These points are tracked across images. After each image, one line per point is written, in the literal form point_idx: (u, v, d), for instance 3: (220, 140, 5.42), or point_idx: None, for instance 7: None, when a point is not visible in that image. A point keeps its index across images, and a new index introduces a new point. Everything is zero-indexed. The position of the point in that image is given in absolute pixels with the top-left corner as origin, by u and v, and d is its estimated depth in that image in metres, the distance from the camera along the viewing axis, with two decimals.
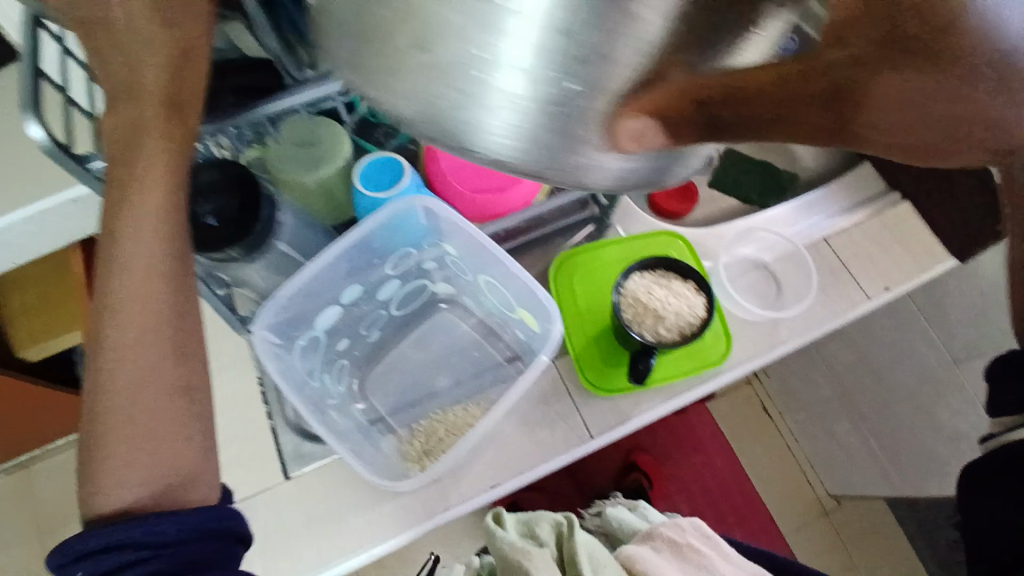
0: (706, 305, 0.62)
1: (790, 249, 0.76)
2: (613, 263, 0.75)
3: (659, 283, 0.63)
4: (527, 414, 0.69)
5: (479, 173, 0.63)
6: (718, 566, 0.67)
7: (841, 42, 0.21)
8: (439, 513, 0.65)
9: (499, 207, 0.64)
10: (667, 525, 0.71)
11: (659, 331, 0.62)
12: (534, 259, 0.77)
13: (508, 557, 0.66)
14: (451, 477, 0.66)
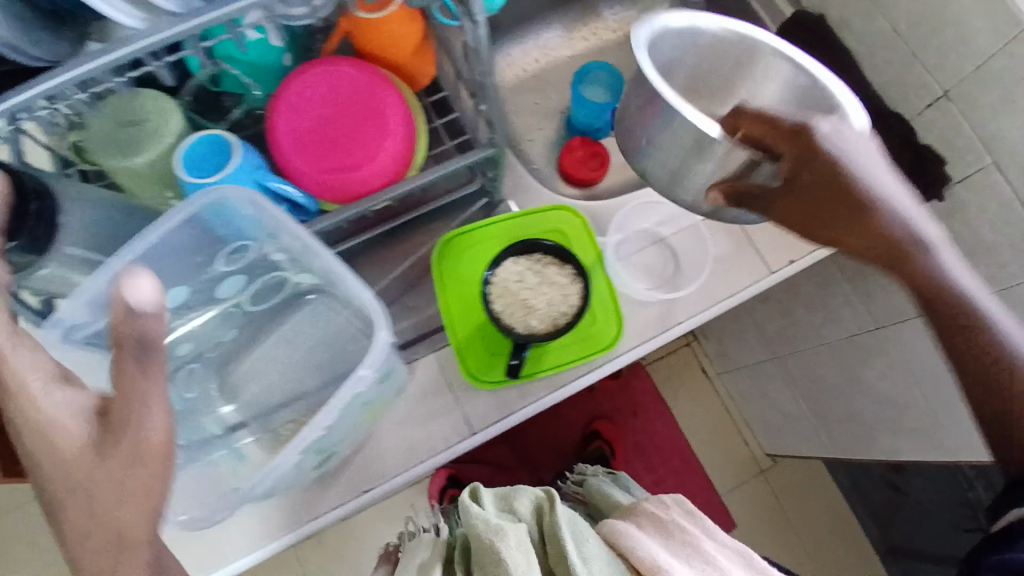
0: (581, 295, 0.58)
1: (689, 223, 0.70)
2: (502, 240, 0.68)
3: (534, 271, 0.58)
4: (403, 410, 0.64)
5: (327, 148, 0.54)
6: (703, 543, 0.61)
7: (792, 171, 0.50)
8: (309, 521, 0.61)
9: (353, 188, 0.55)
10: (653, 501, 0.65)
11: (531, 323, 0.57)
12: (419, 239, 0.71)
13: (479, 537, 0.55)
14: (320, 482, 0.61)
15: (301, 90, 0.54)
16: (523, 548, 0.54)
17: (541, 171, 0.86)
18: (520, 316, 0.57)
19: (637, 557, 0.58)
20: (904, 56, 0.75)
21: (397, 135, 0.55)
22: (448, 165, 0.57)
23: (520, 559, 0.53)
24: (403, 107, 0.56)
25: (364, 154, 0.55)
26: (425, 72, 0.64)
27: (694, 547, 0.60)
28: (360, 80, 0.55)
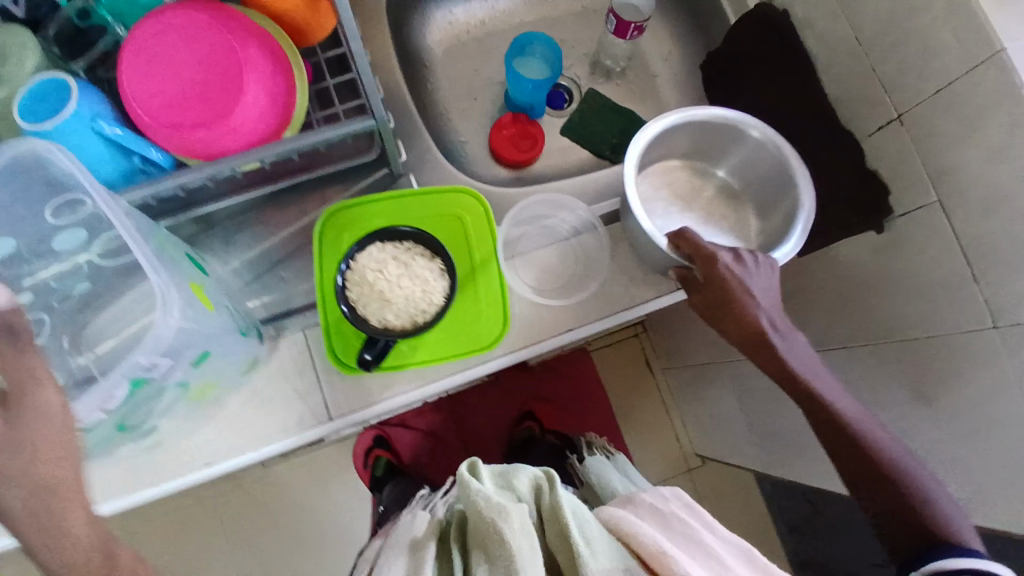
0: (443, 293, 0.55)
1: (596, 225, 0.66)
2: (392, 217, 0.64)
3: (397, 261, 0.55)
4: (260, 386, 0.60)
5: (176, 103, 0.51)
6: (702, 535, 0.56)
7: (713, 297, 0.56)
8: (144, 489, 0.58)
9: (205, 149, 0.52)
10: (648, 493, 0.62)
11: (386, 317, 0.54)
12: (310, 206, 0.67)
13: (479, 515, 0.54)
14: (160, 450, 0.58)
15: (150, 37, 0.50)
16: (525, 529, 0.53)
17: (469, 144, 0.81)
18: (376, 310, 0.54)
19: (641, 546, 0.54)
20: (866, 70, 0.69)
21: (252, 97, 0.51)
22: (311, 133, 0.53)
23: (520, 540, 0.51)
24: (265, 67, 0.52)
25: (215, 113, 0.51)
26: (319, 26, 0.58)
27: (693, 540, 0.55)
28: (217, 30, 0.50)
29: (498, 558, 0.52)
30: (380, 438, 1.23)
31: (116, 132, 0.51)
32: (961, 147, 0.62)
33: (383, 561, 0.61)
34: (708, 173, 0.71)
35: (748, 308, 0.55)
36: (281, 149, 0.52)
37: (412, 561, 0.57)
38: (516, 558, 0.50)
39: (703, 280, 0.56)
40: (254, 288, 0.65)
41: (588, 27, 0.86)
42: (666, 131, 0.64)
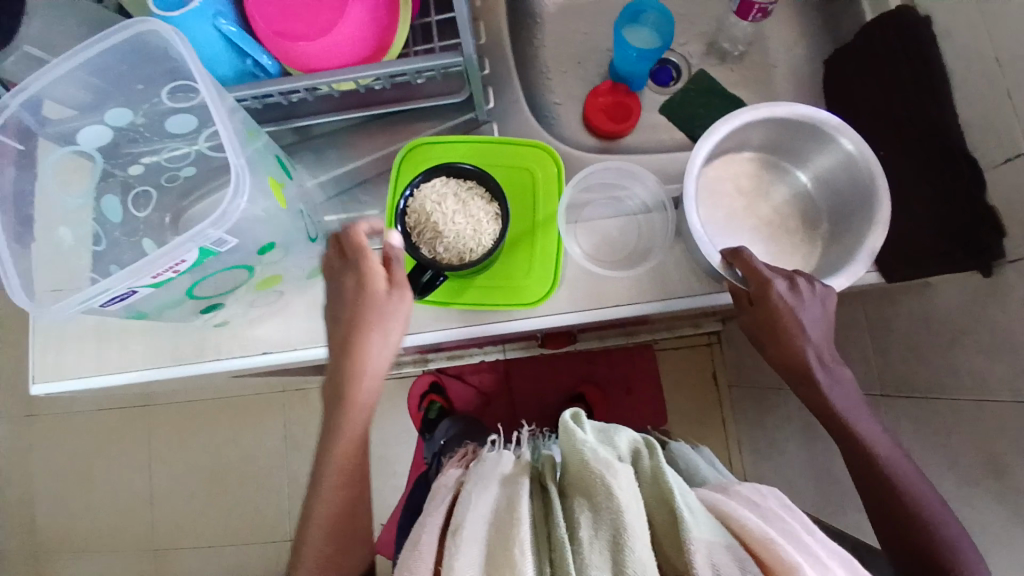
0: (491, 236, 0.59)
1: (660, 207, 0.65)
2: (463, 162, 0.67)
3: (456, 197, 0.60)
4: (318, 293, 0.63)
5: (287, 17, 0.56)
6: (807, 534, 0.50)
7: (765, 312, 0.57)
8: (204, 361, 0.62)
9: (304, 61, 0.57)
10: (748, 487, 0.57)
11: (435, 248, 0.59)
12: (395, 135, 0.70)
13: (585, 465, 0.55)
14: (225, 329, 0.62)
15: None
16: (631, 487, 0.52)
17: (563, 108, 0.82)
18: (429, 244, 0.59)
19: (738, 526, 0.50)
20: (999, 91, 0.63)
21: (352, 18, 0.55)
22: (400, 62, 0.56)
23: (625, 496, 0.51)
24: None
25: (319, 30, 0.55)
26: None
27: (798, 538, 0.49)
28: None
29: (601, 511, 0.51)
30: (436, 384, 1.28)
31: (231, 30, 0.55)
32: None
33: (470, 488, 0.61)
34: (786, 173, 0.67)
35: (795, 335, 0.56)
36: (370, 71, 0.56)
37: (506, 490, 0.58)
38: (621, 512, 0.50)
39: (755, 303, 0.57)
40: (331, 204, 0.69)
41: (710, 12, 0.84)
42: (742, 127, 0.61)
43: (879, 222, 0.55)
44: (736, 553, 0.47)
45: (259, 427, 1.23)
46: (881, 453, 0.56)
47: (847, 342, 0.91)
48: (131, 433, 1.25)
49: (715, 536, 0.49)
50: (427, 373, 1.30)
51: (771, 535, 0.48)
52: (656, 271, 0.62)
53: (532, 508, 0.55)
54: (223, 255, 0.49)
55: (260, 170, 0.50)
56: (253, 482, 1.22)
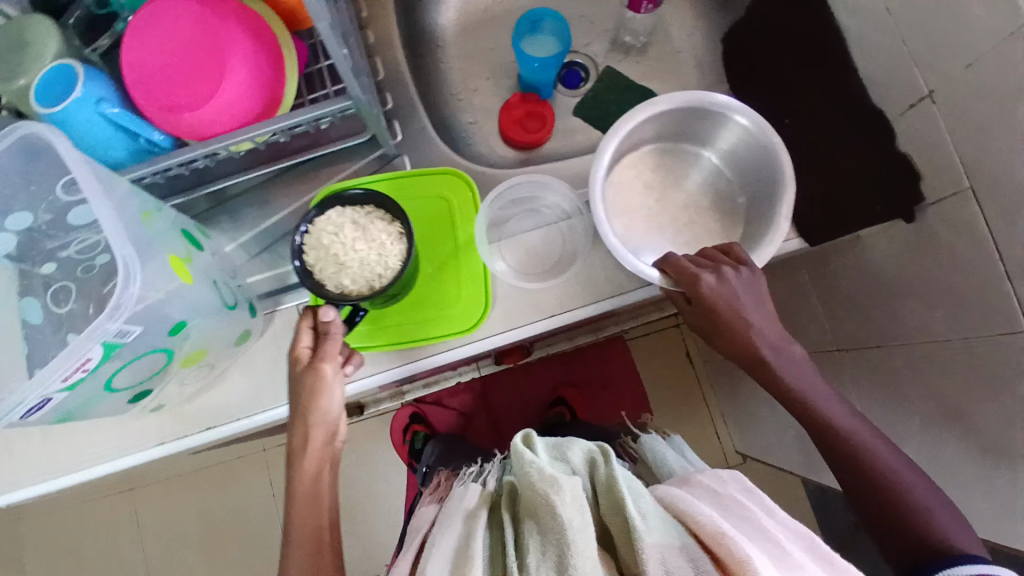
0: (398, 256, 0.59)
1: (574, 212, 0.66)
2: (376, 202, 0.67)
3: (354, 224, 0.59)
4: (256, 357, 0.64)
5: (168, 89, 0.54)
6: (761, 519, 0.51)
7: (704, 308, 0.57)
8: (155, 445, 0.62)
9: (196, 130, 0.56)
10: (707, 475, 0.59)
11: (341, 279, 0.58)
12: (312, 186, 0.69)
13: (532, 486, 0.55)
14: (171, 410, 0.62)
15: (144, 29, 0.54)
16: (576, 503, 0.52)
17: (480, 126, 0.81)
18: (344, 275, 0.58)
19: (691, 522, 0.52)
20: (896, 44, 0.63)
21: (236, 80, 0.54)
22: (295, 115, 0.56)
23: (570, 512, 0.52)
24: (249, 49, 0.55)
25: (205, 97, 0.54)
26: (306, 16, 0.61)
27: (751, 522, 0.51)
28: (204, 20, 0.54)
29: (548, 533, 0.51)
30: (415, 415, 1.26)
31: (116, 112, 0.54)
32: (996, 133, 0.56)
33: (436, 529, 0.61)
34: (697, 159, 0.67)
35: (737, 323, 0.57)
36: (266, 129, 0.55)
37: (467, 522, 0.58)
38: (564, 530, 0.50)
39: (695, 303, 0.58)
40: (260, 260, 0.69)
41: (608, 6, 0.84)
42: (636, 129, 0.62)
43: (786, 190, 0.56)
44: (689, 554, 0.49)
45: (243, 489, 1.21)
46: (835, 421, 0.56)
47: (801, 304, 0.91)
48: (113, 518, 1.22)
49: (665, 538, 0.50)
50: (405, 405, 1.28)
51: (719, 527, 0.49)
52: (585, 276, 0.64)
53: (490, 538, 0.56)
54: (132, 344, 0.50)
55: (156, 250, 0.51)
56: (247, 545, 1.20)
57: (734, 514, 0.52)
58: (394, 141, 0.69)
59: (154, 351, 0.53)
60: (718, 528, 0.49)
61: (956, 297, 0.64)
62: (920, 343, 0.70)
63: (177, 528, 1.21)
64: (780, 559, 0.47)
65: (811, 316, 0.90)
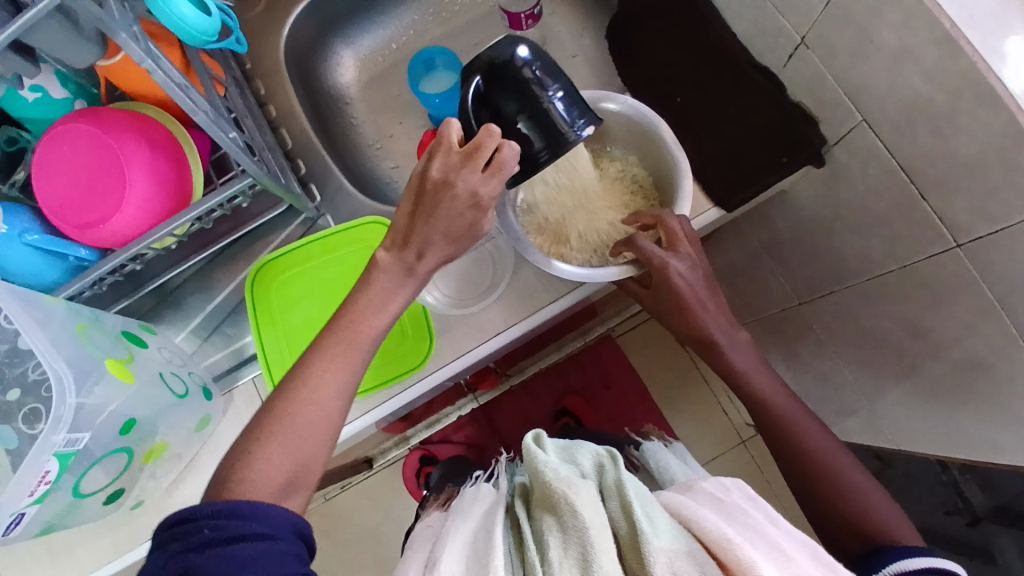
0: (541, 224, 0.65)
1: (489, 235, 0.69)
2: (302, 266, 0.70)
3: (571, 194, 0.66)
4: (223, 437, 0.66)
5: (81, 207, 0.58)
6: (766, 526, 0.48)
7: (664, 291, 0.60)
8: (146, 540, 0.64)
9: (115, 238, 0.59)
10: (711, 486, 0.55)
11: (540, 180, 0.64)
12: (247, 262, 0.72)
13: (548, 486, 0.52)
14: (154, 503, 0.64)
15: (47, 157, 0.58)
16: (594, 506, 0.49)
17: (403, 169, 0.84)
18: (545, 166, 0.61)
19: (698, 529, 0.48)
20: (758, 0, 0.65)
21: (136, 185, 0.58)
22: (201, 202, 0.59)
23: (589, 515, 0.48)
24: (146, 154, 0.59)
25: (113, 207, 0.58)
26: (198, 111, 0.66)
27: (755, 530, 0.48)
28: (97, 137, 0.58)
29: (568, 539, 0.47)
30: (426, 457, 1.26)
31: (38, 238, 0.57)
32: (865, 58, 0.56)
33: (448, 524, 0.56)
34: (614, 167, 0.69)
35: (689, 306, 0.59)
36: (176, 223, 0.58)
37: (478, 523, 0.54)
38: (586, 529, 0.47)
39: (656, 287, 0.60)
40: (213, 343, 0.72)
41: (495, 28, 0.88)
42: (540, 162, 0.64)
43: (681, 170, 0.61)
44: (697, 559, 0.45)
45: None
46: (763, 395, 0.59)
47: (757, 266, 0.92)
48: None
49: (676, 547, 0.46)
50: (416, 450, 1.29)
51: (724, 533, 0.46)
52: (518, 289, 0.66)
53: (508, 537, 0.51)
54: (84, 449, 0.54)
55: (92, 361, 0.54)
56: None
57: (737, 522, 0.49)
58: (313, 204, 0.73)
59: (105, 451, 0.56)
60: (727, 538, 0.45)
61: (884, 226, 0.65)
62: (865, 278, 0.71)
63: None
64: (784, 569, 0.44)
65: (768, 275, 0.90)
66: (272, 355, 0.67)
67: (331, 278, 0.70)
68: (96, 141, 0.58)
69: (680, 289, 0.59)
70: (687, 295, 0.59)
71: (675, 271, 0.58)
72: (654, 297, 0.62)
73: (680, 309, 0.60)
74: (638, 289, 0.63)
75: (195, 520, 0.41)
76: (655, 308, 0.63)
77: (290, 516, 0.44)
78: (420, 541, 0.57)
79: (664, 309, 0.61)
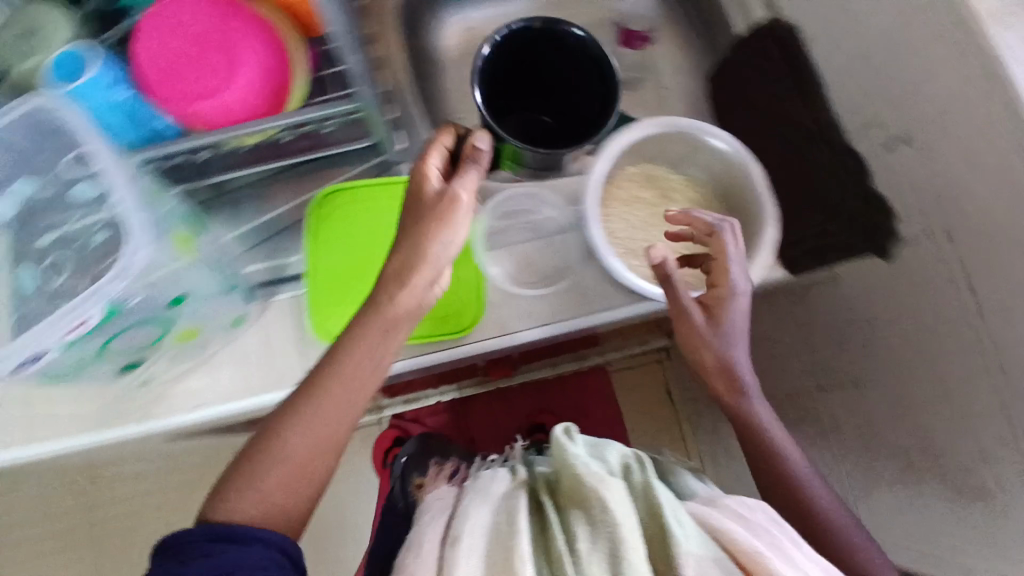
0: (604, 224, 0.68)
1: (563, 226, 0.70)
2: (369, 208, 0.70)
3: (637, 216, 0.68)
4: (246, 344, 0.64)
5: (183, 79, 0.56)
6: (793, 549, 0.47)
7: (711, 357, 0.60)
8: (137, 425, 0.61)
9: (206, 119, 0.58)
10: (735, 501, 0.53)
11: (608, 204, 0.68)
12: (308, 185, 0.72)
13: (579, 480, 0.51)
14: (158, 387, 0.62)
15: (160, 19, 0.56)
16: (627, 509, 0.48)
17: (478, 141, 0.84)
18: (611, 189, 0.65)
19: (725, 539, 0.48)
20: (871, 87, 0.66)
21: (246, 72, 0.57)
22: (302, 114, 0.58)
23: (622, 516, 0.47)
24: (261, 46, 0.59)
25: (216, 88, 0.57)
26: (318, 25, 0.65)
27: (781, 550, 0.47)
28: (219, 17, 0.58)
29: (596, 535, 0.47)
30: (398, 437, 1.24)
31: (130, 95, 0.56)
32: (962, 168, 0.58)
33: (467, 501, 0.55)
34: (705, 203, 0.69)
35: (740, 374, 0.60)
36: (274, 125, 0.57)
37: (496, 503, 0.53)
38: (617, 525, 0.46)
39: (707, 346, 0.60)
40: (256, 252, 0.70)
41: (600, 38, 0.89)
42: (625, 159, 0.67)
43: (767, 220, 0.62)
44: (724, 567, 0.45)
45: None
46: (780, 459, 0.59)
47: (780, 337, 0.93)
48: None
49: (707, 555, 0.46)
50: (389, 427, 1.27)
51: (753, 547, 0.46)
52: (569, 289, 0.66)
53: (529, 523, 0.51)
54: (131, 310, 0.52)
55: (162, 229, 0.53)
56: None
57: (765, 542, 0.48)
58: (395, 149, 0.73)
59: (146, 318, 0.54)
60: (758, 551, 0.46)
61: None
62: (894, 376, 0.72)
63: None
64: None
65: (790, 351, 0.91)
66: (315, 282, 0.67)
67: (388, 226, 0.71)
68: (215, 20, 0.58)
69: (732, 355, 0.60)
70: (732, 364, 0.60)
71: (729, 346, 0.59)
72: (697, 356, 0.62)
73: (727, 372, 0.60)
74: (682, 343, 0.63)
75: (192, 537, 0.47)
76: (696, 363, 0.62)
77: (278, 537, 0.49)
78: (434, 512, 0.57)
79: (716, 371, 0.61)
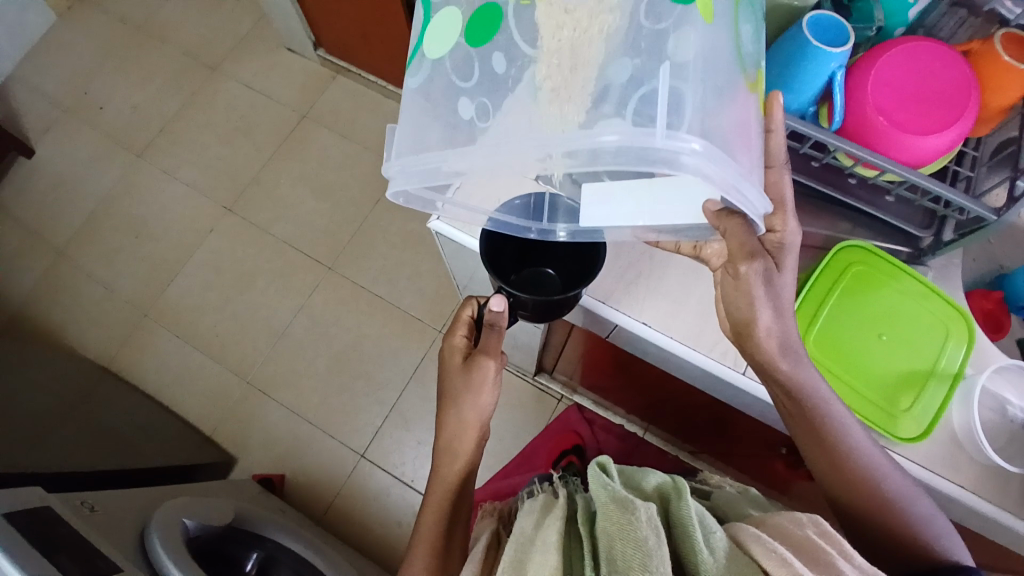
0: None
1: None
2: (897, 296, 0.70)
3: None
4: (707, 304, 0.68)
5: (894, 102, 0.62)
6: (839, 560, 0.51)
7: (833, 480, 0.64)
8: (595, 298, 0.69)
9: (876, 140, 0.63)
10: (791, 517, 0.57)
11: None
12: (810, 216, 0.74)
13: (609, 503, 0.57)
14: (628, 282, 0.69)
15: (918, 50, 0.63)
16: (652, 524, 0.53)
17: (963, 268, 0.83)
18: None
19: (760, 552, 0.52)
20: None
21: (948, 134, 0.61)
22: (951, 192, 0.61)
23: (647, 530, 0.53)
24: (968, 126, 0.62)
25: (911, 128, 0.62)
26: (985, 129, 0.69)
27: (827, 565, 0.51)
28: (966, 81, 0.62)
29: (621, 557, 0.52)
30: (576, 447, 1.25)
31: (842, 79, 0.63)
32: None
33: (514, 544, 0.60)
34: None
35: (894, 517, 0.61)
36: (926, 183, 0.61)
37: (539, 535, 0.60)
38: (647, 554, 0.51)
39: (837, 482, 0.64)
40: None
41: None
42: None
43: None
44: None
45: (414, 362, 1.35)
46: None
47: None
48: (306, 275, 1.41)
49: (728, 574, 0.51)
50: (569, 429, 1.29)
51: (784, 554, 0.51)
52: (983, 464, 0.64)
53: (565, 548, 0.58)
54: None
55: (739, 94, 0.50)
56: (380, 403, 1.32)
57: (808, 555, 0.52)
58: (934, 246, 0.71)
59: None
60: (784, 559, 0.50)
61: None
62: None
63: (349, 349, 1.37)
64: None
65: None
66: (814, 335, 0.69)
67: (895, 308, 0.69)
68: (959, 79, 0.63)
69: (861, 481, 0.62)
70: (872, 493, 0.62)
71: (857, 491, 0.63)
72: (839, 496, 0.65)
73: (864, 502, 0.63)
74: (826, 482, 0.65)
75: None
76: (848, 499, 0.64)
77: None
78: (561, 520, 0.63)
79: (861, 510, 0.63)
